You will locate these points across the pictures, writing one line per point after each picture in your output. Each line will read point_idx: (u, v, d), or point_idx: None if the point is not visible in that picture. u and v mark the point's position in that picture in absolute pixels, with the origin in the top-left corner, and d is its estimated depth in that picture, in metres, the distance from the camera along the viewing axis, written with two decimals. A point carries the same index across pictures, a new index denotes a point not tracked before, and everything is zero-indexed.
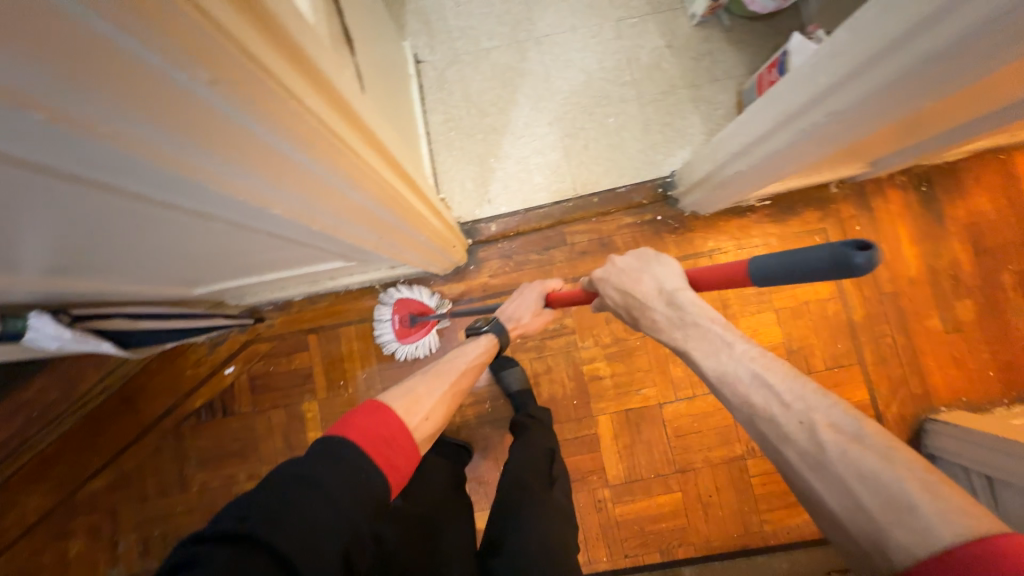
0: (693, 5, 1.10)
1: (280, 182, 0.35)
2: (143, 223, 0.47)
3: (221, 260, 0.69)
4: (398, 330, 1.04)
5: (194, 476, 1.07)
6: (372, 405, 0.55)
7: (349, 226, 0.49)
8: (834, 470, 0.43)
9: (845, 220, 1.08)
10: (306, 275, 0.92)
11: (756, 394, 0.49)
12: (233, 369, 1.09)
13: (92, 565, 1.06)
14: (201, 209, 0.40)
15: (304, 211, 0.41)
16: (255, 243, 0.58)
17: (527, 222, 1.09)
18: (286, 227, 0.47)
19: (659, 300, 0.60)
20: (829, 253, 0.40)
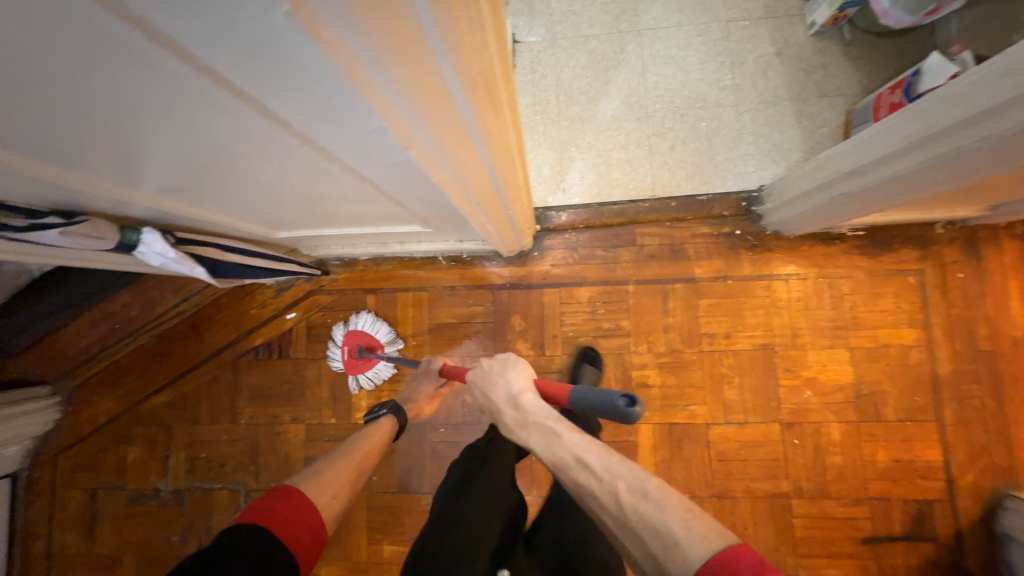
0: (814, 13, 1.03)
1: (431, 122, 0.35)
2: (264, 154, 0.49)
3: (315, 205, 0.72)
4: (348, 363, 1.08)
5: (244, 409, 1.14)
6: (284, 491, 0.58)
7: (462, 185, 0.50)
8: (634, 528, 0.49)
9: (947, 265, 0.99)
10: (380, 236, 0.94)
11: (579, 474, 0.56)
12: (294, 315, 1.14)
13: (145, 472, 1.15)
14: (338, 143, 0.41)
15: (434, 159, 0.42)
16: (355, 190, 0.60)
17: (598, 216, 1.06)
18: (403, 174, 0.48)
19: (510, 406, 0.66)
20: (608, 398, 0.52)
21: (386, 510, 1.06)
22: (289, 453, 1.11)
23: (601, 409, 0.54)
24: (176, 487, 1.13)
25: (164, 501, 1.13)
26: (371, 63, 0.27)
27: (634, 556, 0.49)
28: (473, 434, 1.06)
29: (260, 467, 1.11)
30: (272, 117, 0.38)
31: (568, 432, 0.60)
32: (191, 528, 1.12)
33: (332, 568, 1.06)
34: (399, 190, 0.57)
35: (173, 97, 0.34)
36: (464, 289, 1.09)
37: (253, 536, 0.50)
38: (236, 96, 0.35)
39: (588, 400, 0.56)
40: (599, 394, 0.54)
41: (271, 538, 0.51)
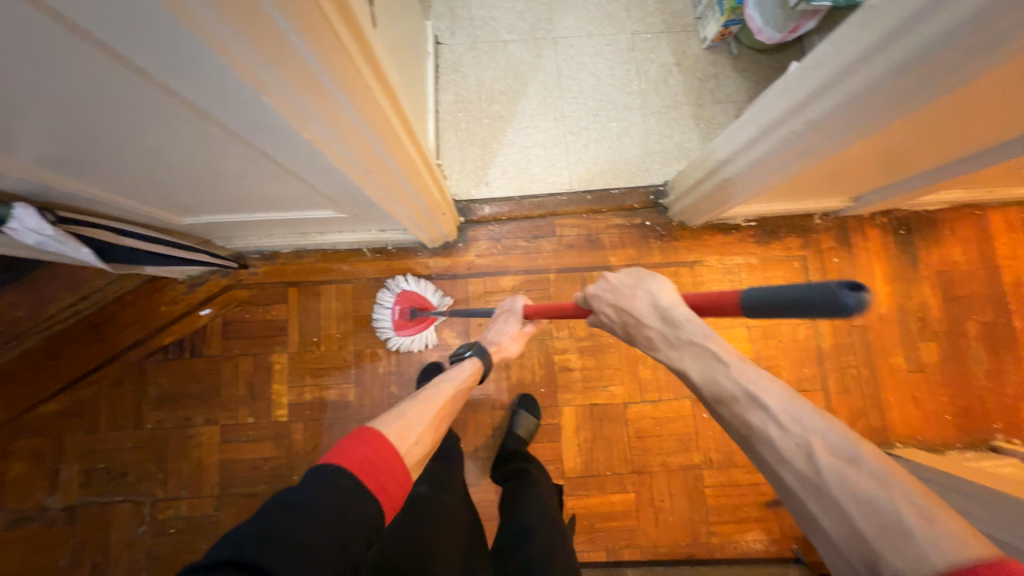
0: (705, 29, 1.16)
1: (293, 83, 0.37)
2: (141, 123, 0.48)
3: (215, 187, 0.71)
4: (397, 322, 1.06)
5: (150, 414, 1.06)
6: (366, 434, 0.54)
7: (349, 158, 0.52)
8: (834, 498, 0.40)
9: (824, 251, 1.12)
10: (296, 223, 0.93)
11: (752, 414, 0.46)
12: (209, 311, 1.09)
13: (30, 490, 1.03)
14: (210, 105, 0.42)
15: (310, 127, 0.44)
16: (250, 164, 0.60)
17: (520, 209, 1.11)
18: (287, 143, 0.50)
19: (655, 323, 0.55)
20: (816, 291, 0.35)
21: None
22: (201, 458, 1.05)
23: (805, 313, 0.37)
24: (68, 504, 1.03)
25: (53, 521, 1.02)
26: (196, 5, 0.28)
27: (819, 522, 0.41)
28: None
29: (168, 475, 1.04)
30: (135, 76, 0.39)
31: (736, 363, 0.48)
32: (85, 550, 1.02)
33: None
34: (294, 166, 0.58)
35: (20, 52, 0.33)
36: (389, 281, 1.09)
37: (335, 483, 0.47)
38: (91, 50, 0.35)
39: (781, 302, 0.39)
40: (801, 290, 0.37)
41: (353, 485, 0.47)
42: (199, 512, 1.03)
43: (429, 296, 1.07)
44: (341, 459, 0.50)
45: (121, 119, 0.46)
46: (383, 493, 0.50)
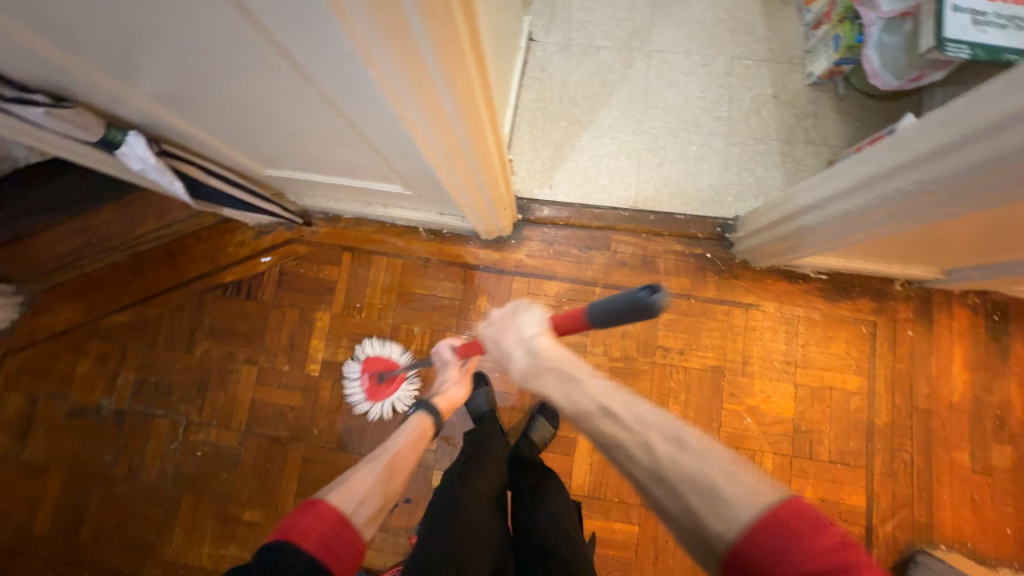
0: (813, 64, 1.09)
1: (403, 68, 0.39)
2: (252, 78, 0.51)
3: (301, 148, 0.75)
4: (368, 390, 1.07)
5: (201, 342, 1.14)
6: (310, 502, 0.57)
7: (434, 143, 0.53)
8: (670, 483, 0.43)
9: (899, 321, 1.03)
10: (365, 193, 0.97)
11: (603, 422, 0.49)
12: (269, 259, 1.15)
13: (91, 387, 1.14)
14: (320, 71, 0.44)
15: (406, 108, 0.45)
16: (337, 132, 0.63)
17: (579, 217, 1.09)
18: (380, 116, 0.51)
19: (524, 361, 0.56)
20: (628, 295, 0.47)
21: (320, 465, 1.06)
22: (236, 393, 1.11)
23: (622, 316, 0.48)
24: (118, 407, 1.13)
25: (104, 419, 1.13)
26: None
27: (666, 512, 0.44)
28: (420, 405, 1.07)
29: (205, 402, 1.12)
30: (258, 33, 0.41)
31: (590, 379, 0.52)
32: (125, 451, 1.11)
33: (256, 513, 1.06)
34: (378, 140, 0.60)
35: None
36: (438, 264, 1.11)
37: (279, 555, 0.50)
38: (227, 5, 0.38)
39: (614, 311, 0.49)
40: (615, 298, 0.48)
41: (296, 557, 0.50)
42: (225, 442, 1.10)
43: (396, 357, 1.07)
44: (291, 532, 0.52)
45: (236, 71, 0.50)
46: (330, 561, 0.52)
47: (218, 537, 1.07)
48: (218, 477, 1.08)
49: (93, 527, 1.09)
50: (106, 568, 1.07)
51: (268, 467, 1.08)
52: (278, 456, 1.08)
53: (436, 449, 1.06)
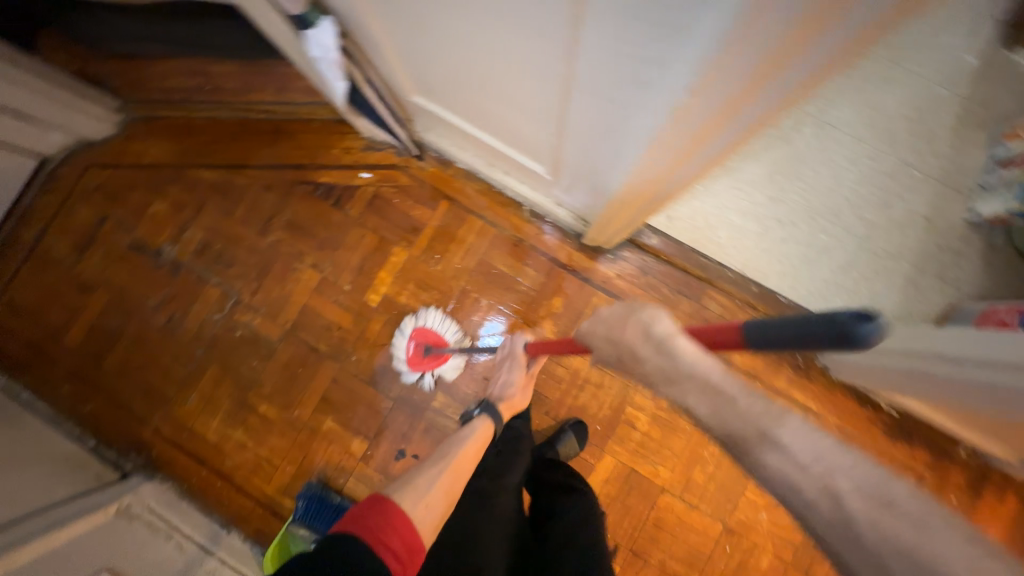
0: (981, 202, 1.02)
1: (725, 103, 0.39)
2: (507, 46, 0.51)
3: (480, 101, 0.73)
4: (411, 359, 1.05)
5: (275, 229, 1.13)
6: (376, 499, 0.60)
7: (654, 166, 0.54)
8: (858, 541, 0.41)
9: (948, 484, 1.00)
10: (495, 155, 0.93)
11: (769, 454, 0.44)
12: (367, 176, 1.12)
13: (157, 229, 1.14)
14: (611, 69, 0.44)
15: (673, 134, 0.46)
16: (539, 111, 0.62)
17: (682, 259, 1.06)
18: (622, 122, 0.51)
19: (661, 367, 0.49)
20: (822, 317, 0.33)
21: (346, 389, 1.07)
22: (291, 291, 1.11)
23: (801, 345, 0.36)
24: (178, 259, 1.13)
25: (160, 264, 1.13)
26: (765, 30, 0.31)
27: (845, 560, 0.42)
28: (460, 373, 1.07)
29: (259, 287, 1.11)
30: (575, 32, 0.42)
31: (737, 395, 0.46)
32: (169, 302, 1.12)
33: (272, 409, 1.08)
34: (586, 135, 0.60)
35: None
36: (528, 247, 1.08)
37: (349, 548, 0.53)
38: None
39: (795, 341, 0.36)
40: (803, 320, 0.35)
41: (359, 552, 0.53)
42: (266, 332, 1.10)
43: (447, 336, 1.06)
44: (355, 525, 0.56)
45: (501, 34, 0.49)
46: (392, 561, 0.55)
47: (228, 417, 1.08)
48: (248, 362, 1.09)
49: (118, 359, 1.11)
50: (119, 402, 1.10)
51: (298, 372, 1.09)
52: (310, 366, 1.09)
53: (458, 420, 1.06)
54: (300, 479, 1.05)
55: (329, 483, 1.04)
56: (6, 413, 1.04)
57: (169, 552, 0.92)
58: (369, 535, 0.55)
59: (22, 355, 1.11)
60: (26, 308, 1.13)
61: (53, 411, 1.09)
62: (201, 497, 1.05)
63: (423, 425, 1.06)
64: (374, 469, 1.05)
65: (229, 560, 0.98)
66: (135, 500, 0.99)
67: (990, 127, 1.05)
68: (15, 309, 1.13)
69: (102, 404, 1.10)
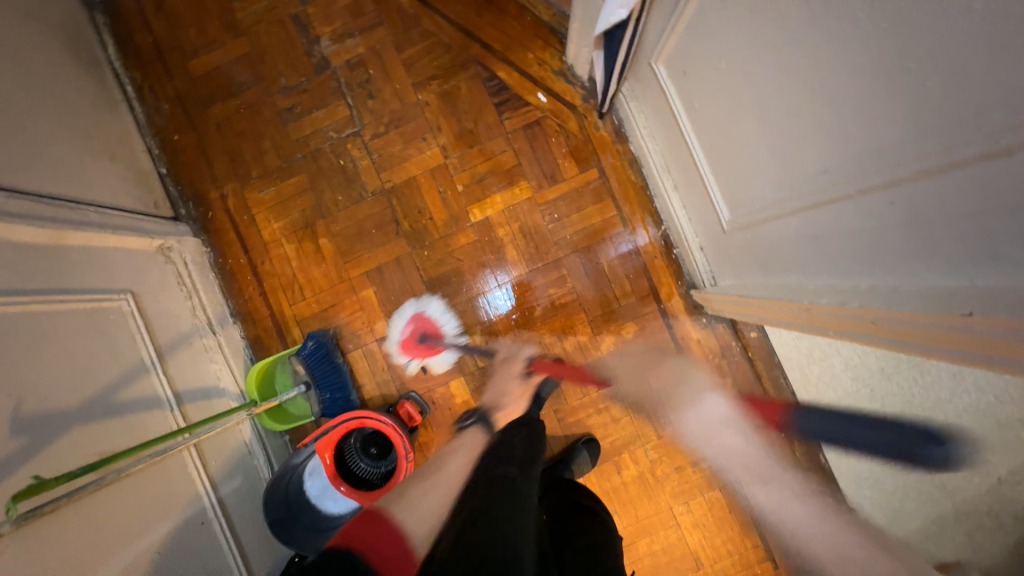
0: None
1: (911, 335, 0.46)
2: (817, 132, 0.50)
3: (715, 137, 0.71)
4: (405, 340, 1.06)
5: (428, 90, 1.05)
6: (361, 516, 0.63)
7: (806, 312, 0.62)
8: None
9: None
10: (683, 168, 0.87)
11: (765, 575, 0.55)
12: (542, 100, 1.04)
13: (325, 16, 1.06)
14: (870, 234, 0.49)
15: (858, 311, 0.53)
16: (783, 185, 0.60)
17: (765, 367, 1.02)
18: (835, 265, 0.57)
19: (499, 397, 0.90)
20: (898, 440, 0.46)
21: (401, 276, 1.06)
22: (408, 157, 1.06)
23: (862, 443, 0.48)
24: (328, 57, 1.06)
25: (309, 51, 1.06)
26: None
27: None
28: (506, 330, 1.05)
29: (382, 135, 1.06)
30: (881, 184, 0.44)
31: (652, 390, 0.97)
32: (298, 94, 1.06)
33: (329, 248, 1.07)
34: (783, 243, 0.64)
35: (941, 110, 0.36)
36: (640, 265, 1.02)
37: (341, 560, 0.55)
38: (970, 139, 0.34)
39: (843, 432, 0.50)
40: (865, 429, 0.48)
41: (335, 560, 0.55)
42: (364, 179, 1.06)
43: (444, 326, 1.05)
44: (340, 539, 0.59)
45: (830, 113, 0.47)
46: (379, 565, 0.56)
47: (288, 229, 1.07)
48: (333, 194, 1.07)
49: (224, 113, 1.08)
50: (205, 152, 1.08)
51: (371, 231, 1.06)
52: (384, 234, 1.06)
53: (478, 367, 1.05)
54: (317, 322, 1.06)
55: (338, 343, 1.05)
56: (108, 97, 1.02)
57: (183, 310, 0.95)
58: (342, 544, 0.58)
59: (146, 50, 1.08)
60: (172, 11, 1.08)
61: (146, 120, 1.08)
62: (229, 279, 1.07)
63: (446, 350, 1.05)
64: (383, 356, 1.06)
65: (224, 348, 1.00)
66: (178, 248, 1.00)
67: None
68: (162, 4, 1.08)
69: (190, 144, 1.08)
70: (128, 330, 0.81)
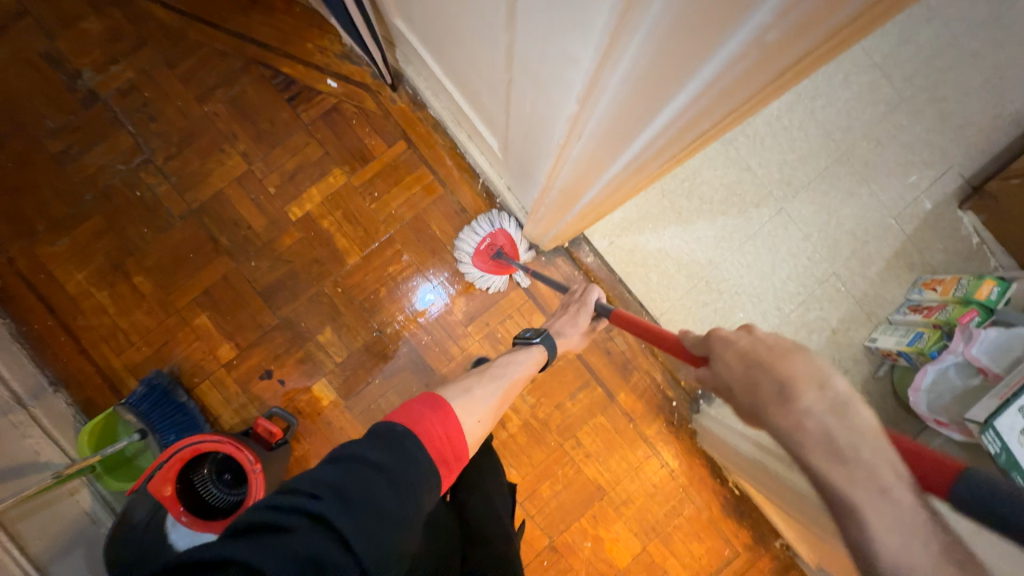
0: (882, 334, 1.06)
1: (622, 109, 0.37)
2: (469, 18, 0.51)
3: (451, 63, 0.72)
4: (479, 253, 1.01)
5: (215, 100, 1.02)
6: (436, 402, 0.57)
7: (579, 150, 0.48)
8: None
9: (752, 567, 1.07)
10: (458, 110, 0.88)
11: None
12: (332, 86, 1.04)
13: (83, 48, 1.00)
14: (537, 15, 0.37)
15: (593, 110, 0.40)
16: (492, 86, 0.61)
17: (609, 287, 1.07)
18: (548, 90, 0.44)
19: (833, 434, 0.36)
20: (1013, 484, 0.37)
21: (233, 293, 1.01)
22: (209, 171, 1.01)
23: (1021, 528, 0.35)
24: (96, 89, 1.00)
25: (73, 87, 1.00)
26: (640, 33, 0.28)
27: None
28: (359, 319, 1.03)
29: (176, 155, 1.01)
30: (505, 26, 0.44)
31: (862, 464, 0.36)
32: (70, 133, 0.99)
33: (145, 284, 1.00)
34: (521, 109, 0.55)
35: None
36: (468, 220, 1.04)
37: (401, 441, 0.47)
38: None
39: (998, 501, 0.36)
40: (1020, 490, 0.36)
41: (416, 446, 0.48)
42: (168, 203, 1.01)
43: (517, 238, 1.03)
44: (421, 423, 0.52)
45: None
46: (445, 468, 0.51)
47: (96, 275, 0.99)
48: (137, 227, 1.00)
49: None
50: None
51: (188, 255, 1.01)
52: (204, 255, 1.01)
53: (339, 362, 1.02)
54: (153, 364, 0.99)
55: (180, 380, 0.99)
56: None
57: None
58: (421, 426, 0.52)
59: None
60: None
61: None
62: (38, 345, 0.97)
63: (301, 354, 1.01)
64: (234, 378, 1.00)
65: (41, 420, 0.91)
66: None
67: (918, 272, 1.10)
68: None
69: None
70: None
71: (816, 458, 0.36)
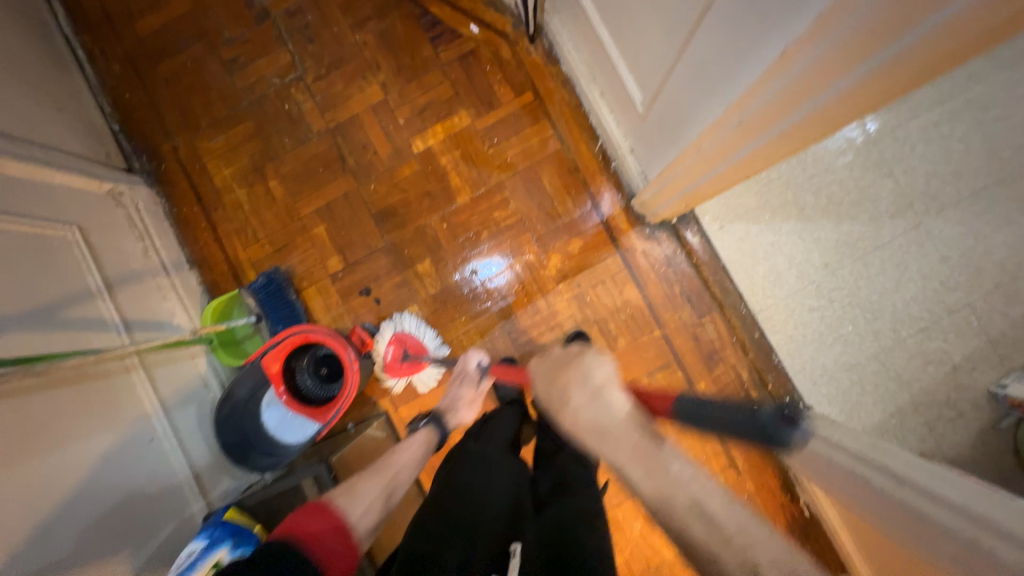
0: (1015, 380, 0.92)
1: (879, 21, 0.34)
2: None
3: (619, 6, 0.72)
4: (391, 361, 1.01)
5: (366, 32, 1.09)
6: (314, 505, 0.60)
7: (794, 76, 0.43)
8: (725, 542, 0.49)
9: None
10: (604, 62, 0.88)
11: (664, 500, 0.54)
12: (475, 31, 1.07)
13: None
14: None
15: (835, 26, 0.37)
16: (671, 24, 0.60)
17: (709, 272, 1.04)
18: (770, 11, 0.42)
19: (595, 419, 0.65)
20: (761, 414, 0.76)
21: (350, 211, 1.08)
22: (349, 95, 1.09)
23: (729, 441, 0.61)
24: (269, 9, 1.10)
25: (251, 4, 1.11)
26: None
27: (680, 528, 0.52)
28: (456, 257, 1.06)
29: (324, 77, 1.09)
30: None
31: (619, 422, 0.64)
32: (241, 45, 1.11)
33: (278, 190, 1.10)
34: (705, 46, 0.53)
35: None
36: (580, 181, 1.05)
37: (278, 549, 0.51)
38: None
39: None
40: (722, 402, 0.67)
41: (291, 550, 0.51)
42: (309, 120, 1.10)
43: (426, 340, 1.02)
44: (291, 530, 0.55)
45: None
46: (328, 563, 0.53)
47: (238, 174, 1.10)
48: (280, 137, 1.10)
49: (173, 69, 1.12)
50: (156, 106, 1.12)
51: (316, 170, 1.09)
52: (331, 172, 1.09)
53: (431, 294, 1.07)
54: (271, 262, 1.09)
55: (291, 281, 1.08)
56: (58, 56, 1.06)
57: (135, 250, 0.97)
58: (295, 532, 0.55)
59: (96, 16, 1.13)
60: None
61: (97, 81, 1.12)
62: (184, 227, 1.10)
63: (397, 279, 1.07)
64: (336, 289, 1.08)
65: (178, 289, 1.03)
66: (128, 194, 1.02)
67: None
68: None
69: (141, 100, 1.12)
70: (73, 258, 0.82)
71: (584, 433, 0.65)
